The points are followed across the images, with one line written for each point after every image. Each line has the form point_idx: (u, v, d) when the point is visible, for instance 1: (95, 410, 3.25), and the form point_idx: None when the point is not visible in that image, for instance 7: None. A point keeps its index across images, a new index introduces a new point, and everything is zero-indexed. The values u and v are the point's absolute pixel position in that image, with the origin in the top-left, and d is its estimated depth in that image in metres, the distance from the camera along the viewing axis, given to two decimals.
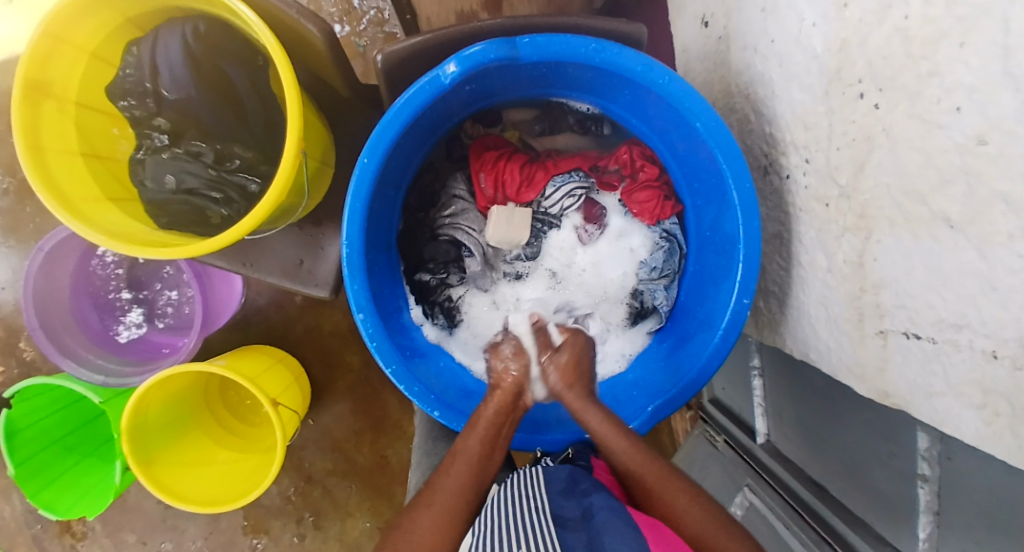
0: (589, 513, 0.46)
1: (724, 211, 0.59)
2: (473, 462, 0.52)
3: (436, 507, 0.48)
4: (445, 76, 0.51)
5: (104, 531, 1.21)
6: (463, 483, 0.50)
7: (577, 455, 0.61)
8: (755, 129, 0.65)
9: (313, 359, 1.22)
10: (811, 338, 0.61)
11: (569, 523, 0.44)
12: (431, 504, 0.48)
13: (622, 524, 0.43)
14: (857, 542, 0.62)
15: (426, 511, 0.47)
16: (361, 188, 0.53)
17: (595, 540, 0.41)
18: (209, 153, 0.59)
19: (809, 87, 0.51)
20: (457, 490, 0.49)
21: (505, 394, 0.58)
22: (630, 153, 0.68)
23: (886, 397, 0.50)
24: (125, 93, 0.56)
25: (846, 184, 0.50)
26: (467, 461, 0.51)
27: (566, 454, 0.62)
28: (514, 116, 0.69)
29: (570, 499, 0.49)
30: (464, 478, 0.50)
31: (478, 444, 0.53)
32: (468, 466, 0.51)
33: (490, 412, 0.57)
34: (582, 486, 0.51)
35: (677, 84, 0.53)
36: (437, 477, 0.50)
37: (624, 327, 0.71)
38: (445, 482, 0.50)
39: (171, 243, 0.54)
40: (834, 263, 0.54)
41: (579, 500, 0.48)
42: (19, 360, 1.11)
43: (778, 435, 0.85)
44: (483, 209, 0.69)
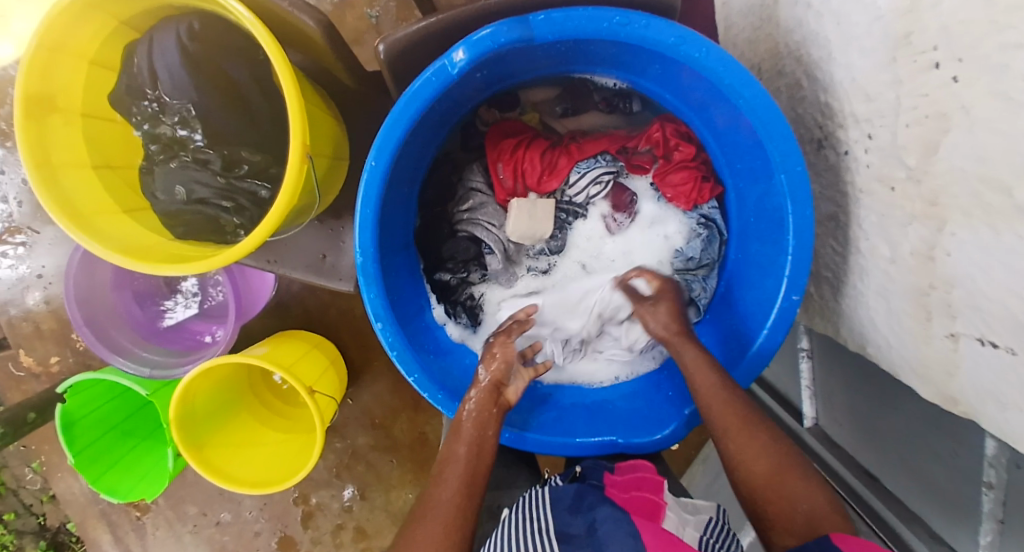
0: (593, 527, 0.45)
1: (769, 192, 0.53)
2: (464, 470, 0.47)
3: (434, 522, 0.45)
4: (453, 64, 0.47)
5: (166, 503, 1.30)
6: (460, 490, 0.46)
7: (588, 472, 0.56)
8: (808, 96, 0.57)
9: (348, 342, 1.24)
10: (870, 332, 0.56)
11: (575, 540, 0.44)
12: (423, 517, 0.45)
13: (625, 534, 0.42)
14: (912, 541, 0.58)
15: (421, 525, 0.45)
16: (371, 193, 0.50)
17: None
18: (217, 160, 0.55)
19: (870, 52, 0.44)
20: (449, 501, 0.46)
21: (485, 392, 0.53)
22: (663, 131, 0.62)
23: (954, 404, 0.45)
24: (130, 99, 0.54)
25: (915, 166, 0.43)
26: (457, 469, 0.47)
27: (575, 472, 0.57)
28: (534, 96, 0.64)
29: (575, 515, 0.48)
30: (459, 487, 0.47)
31: (465, 450, 0.49)
32: (459, 474, 0.47)
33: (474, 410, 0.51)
34: (587, 500, 0.49)
35: (715, 56, 0.47)
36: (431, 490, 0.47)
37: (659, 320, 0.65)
38: (439, 491, 0.47)
39: (188, 256, 0.53)
40: (899, 253, 0.48)
41: (586, 515, 0.47)
42: (73, 349, 1.17)
43: (828, 420, 0.80)
44: (502, 202, 0.65)
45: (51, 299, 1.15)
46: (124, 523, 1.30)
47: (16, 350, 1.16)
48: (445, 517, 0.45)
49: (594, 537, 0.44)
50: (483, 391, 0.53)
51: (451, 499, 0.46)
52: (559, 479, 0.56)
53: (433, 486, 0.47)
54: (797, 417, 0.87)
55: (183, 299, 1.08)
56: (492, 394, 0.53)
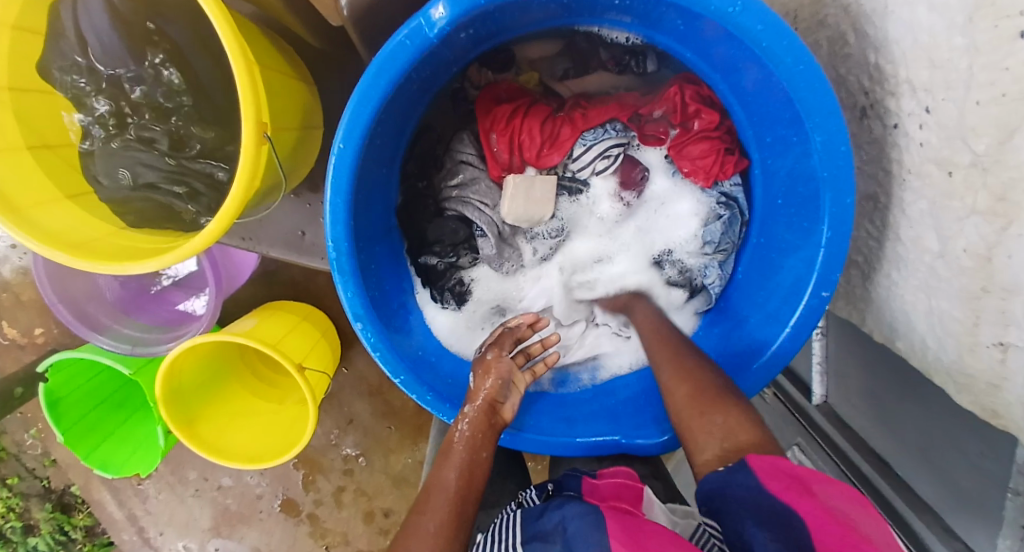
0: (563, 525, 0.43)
1: (803, 170, 0.46)
2: (453, 495, 0.41)
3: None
4: (430, 25, 0.39)
5: (168, 468, 1.31)
6: (448, 518, 0.39)
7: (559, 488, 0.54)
8: (854, 55, 0.49)
9: (340, 310, 1.20)
10: (901, 326, 0.51)
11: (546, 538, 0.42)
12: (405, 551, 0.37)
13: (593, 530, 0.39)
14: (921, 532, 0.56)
15: None
16: (341, 179, 0.43)
17: None
18: (163, 138, 0.49)
19: (944, 5, 0.36)
20: (435, 531, 0.38)
21: (480, 412, 0.47)
22: (681, 94, 0.54)
23: (995, 418, 0.41)
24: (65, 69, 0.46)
25: (983, 153, 0.36)
26: (444, 493, 0.41)
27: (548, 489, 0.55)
28: (531, 53, 0.56)
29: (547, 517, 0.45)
30: (446, 514, 0.39)
31: (456, 476, 0.42)
32: (445, 500, 0.40)
33: (467, 433, 0.45)
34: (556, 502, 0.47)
35: (749, 13, 0.39)
36: (412, 520, 0.39)
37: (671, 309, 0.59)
38: (422, 520, 0.39)
39: (145, 251, 0.47)
40: (949, 248, 0.42)
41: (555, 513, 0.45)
42: (57, 319, 1.14)
43: (840, 399, 0.77)
44: (496, 177, 0.59)
45: (29, 269, 1.10)
46: (127, 487, 1.31)
47: None
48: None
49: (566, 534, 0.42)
50: (478, 410, 0.48)
51: (436, 531, 0.38)
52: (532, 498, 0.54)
53: (414, 513, 0.40)
54: (805, 393, 0.85)
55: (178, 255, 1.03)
56: (490, 413, 0.47)
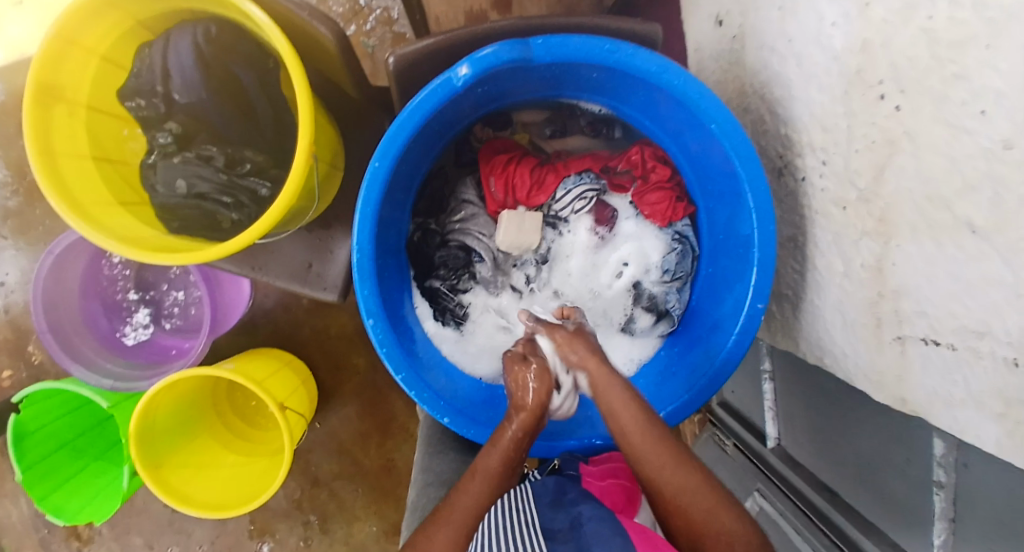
0: (577, 522, 0.47)
1: (737, 209, 0.58)
2: (494, 480, 0.52)
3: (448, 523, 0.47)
4: (457, 78, 0.51)
5: (110, 533, 1.20)
6: (478, 492, 0.51)
7: (565, 465, 0.64)
8: (771, 130, 0.64)
9: (321, 361, 1.22)
10: (826, 343, 0.60)
11: (557, 536, 0.46)
12: (446, 521, 0.49)
13: (610, 532, 0.45)
14: (867, 547, 0.61)
15: (440, 528, 0.49)
16: (373, 193, 0.53)
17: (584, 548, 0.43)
18: (220, 157, 0.58)
19: (827, 88, 0.51)
20: (472, 508, 0.50)
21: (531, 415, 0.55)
22: (641, 154, 0.68)
23: (904, 404, 0.49)
24: (135, 93, 0.55)
25: (866, 188, 0.49)
26: (485, 482, 0.52)
27: (553, 465, 0.64)
28: (525, 118, 0.70)
29: (558, 511, 0.51)
30: (479, 499, 0.51)
31: (498, 464, 0.53)
32: (484, 487, 0.52)
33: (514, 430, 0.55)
34: (569, 496, 0.54)
35: (691, 85, 0.52)
36: (455, 494, 0.51)
37: (619, 329, 0.70)
38: (463, 500, 0.51)
39: (182, 248, 0.54)
40: (852, 267, 0.54)
41: (568, 511, 0.50)
42: (27, 362, 1.11)
43: (789, 440, 0.83)
44: (493, 213, 0.70)
45: (9, 308, 1.10)
46: None
47: None
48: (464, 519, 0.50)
49: (579, 530, 0.46)
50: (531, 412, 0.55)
51: (474, 507, 0.51)
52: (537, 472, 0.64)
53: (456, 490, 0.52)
54: (761, 439, 0.90)
55: (133, 328, 1.03)
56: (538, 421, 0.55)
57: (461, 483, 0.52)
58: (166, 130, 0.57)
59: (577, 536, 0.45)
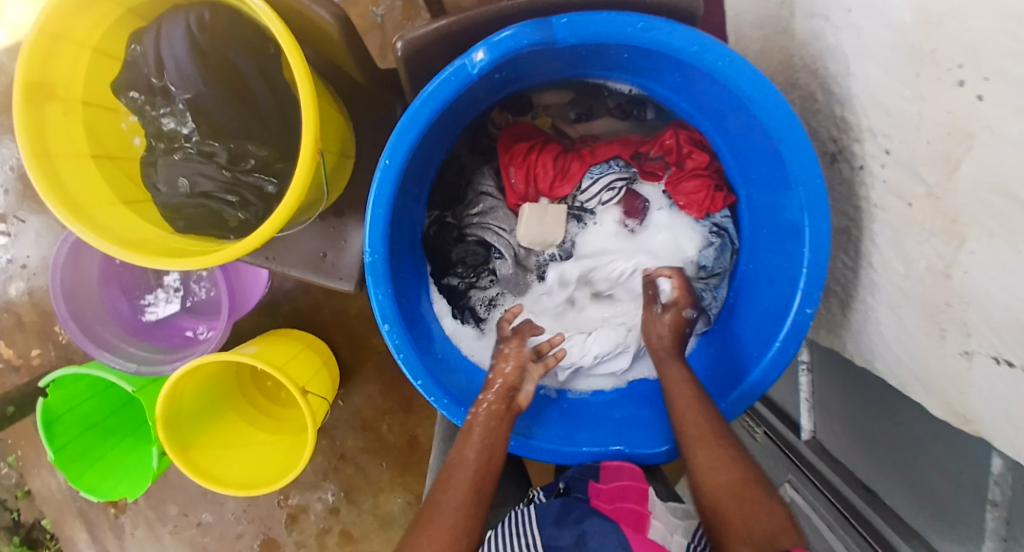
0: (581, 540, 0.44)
1: (783, 201, 0.53)
2: (473, 472, 0.46)
3: (435, 530, 0.42)
4: (473, 64, 0.46)
5: (147, 503, 1.26)
6: (468, 501, 0.44)
7: (569, 486, 0.55)
8: (823, 110, 0.58)
9: (342, 341, 1.21)
10: (878, 346, 0.56)
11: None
12: (429, 527, 0.42)
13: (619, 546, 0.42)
14: None
15: (426, 536, 0.41)
16: (383, 192, 0.49)
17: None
18: (222, 153, 0.55)
19: (891, 68, 0.45)
20: (459, 505, 0.43)
21: (498, 398, 0.53)
22: (675, 138, 0.62)
23: (966, 422, 0.45)
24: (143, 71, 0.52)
25: (935, 183, 0.43)
26: (466, 466, 0.46)
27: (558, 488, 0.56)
28: (546, 100, 0.64)
29: (563, 527, 0.47)
30: (468, 490, 0.45)
31: (476, 454, 0.47)
32: (468, 471, 0.46)
33: (486, 412, 0.51)
34: (574, 513, 0.49)
35: (737, 67, 0.46)
36: (436, 494, 0.45)
37: None
38: (445, 498, 0.44)
39: (191, 250, 0.52)
40: (914, 269, 0.48)
41: (573, 527, 0.47)
42: (55, 342, 1.13)
43: (825, 433, 0.79)
44: (513, 206, 0.65)
45: (34, 290, 1.11)
46: (103, 521, 1.26)
47: None
48: (451, 520, 0.42)
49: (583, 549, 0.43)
50: (496, 396, 0.53)
51: (459, 506, 0.43)
52: (541, 496, 0.57)
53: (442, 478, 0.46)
54: (794, 429, 0.87)
55: (164, 293, 1.04)
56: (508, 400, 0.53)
57: (440, 480, 0.46)
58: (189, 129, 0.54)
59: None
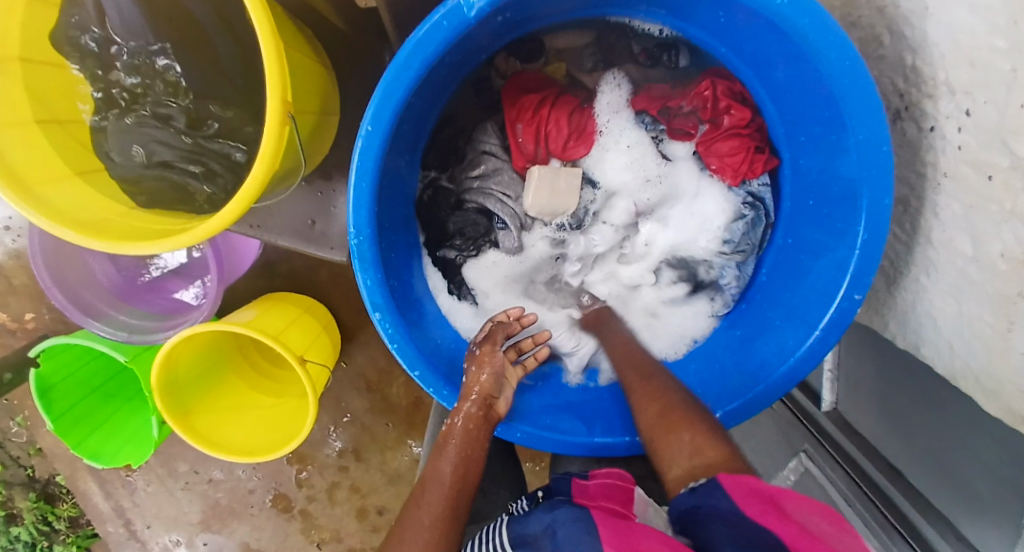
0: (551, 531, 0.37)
1: (840, 168, 0.45)
2: (448, 488, 0.42)
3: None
4: (470, 4, 0.38)
5: (157, 460, 1.27)
6: (443, 517, 0.41)
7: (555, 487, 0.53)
8: (888, 57, 0.49)
9: (342, 304, 1.17)
10: (926, 331, 0.50)
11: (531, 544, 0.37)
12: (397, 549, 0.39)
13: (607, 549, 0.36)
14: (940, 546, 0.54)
15: None
16: (367, 163, 0.42)
17: None
18: (180, 116, 0.48)
19: (988, 4, 0.36)
20: (431, 525, 0.40)
21: (476, 407, 0.48)
22: (714, 89, 0.54)
23: (1022, 424, 0.40)
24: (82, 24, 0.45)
25: (1022, 154, 0.36)
26: (440, 481, 0.43)
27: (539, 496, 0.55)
28: (559, 43, 0.56)
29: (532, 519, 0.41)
30: (442, 506, 0.41)
31: (451, 469, 0.44)
32: (442, 487, 0.42)
33: (463, 423, 0.46)
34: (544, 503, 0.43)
35: (797, 6, 0.38)
36: (407, 511, 0.41)
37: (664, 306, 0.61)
38: (416, 517, 0.41)
39: (163, 232, 0.45)
40: (983, 252, 0.42)
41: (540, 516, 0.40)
42: (48, 305, 1.10)
43: (849, 405, 0.75)
44: (520, 168, 0.58)
45: (21, 252, 1.06)
46: (114, 478, 1.28)
47: None
48: (423, 542, 0.39)
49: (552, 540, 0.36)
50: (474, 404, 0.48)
51: (431, 526, 0.40)
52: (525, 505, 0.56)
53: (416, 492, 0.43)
54: (813, 399, 0.84)
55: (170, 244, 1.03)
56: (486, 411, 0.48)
57: (412, 496, 0.42)
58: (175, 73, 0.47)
59: None
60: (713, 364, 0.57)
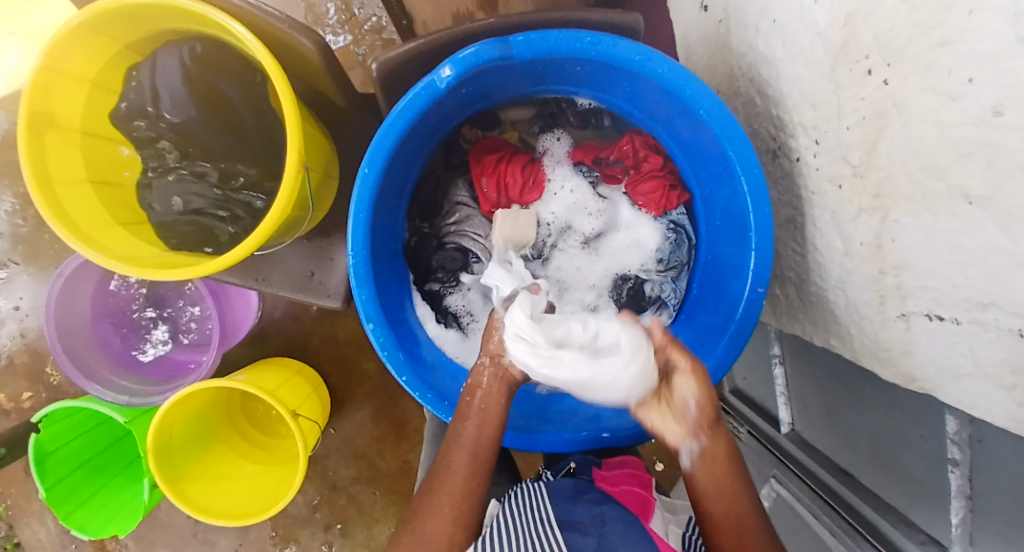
0: (599, 519, 0.51)
1: (732, 192, 0.57)
2: (469, 449, 0.51)
3: (437, 500, 0.49)
4: (440, 80, 0.51)
5: (137, 547, 1.23)
6: (462, 473, 0.50)
7: (579, 468, 0.68)
8: (762, 112, 0.63)
9: (331, 368, 1.22)
10: (832, 324, 0.59)
11: (577, 530, 0.48)
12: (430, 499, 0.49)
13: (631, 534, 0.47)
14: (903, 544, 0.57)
15: (427, 508, 0.49)
16: (364, 199, 0.53)
17: (605, 542, 0.46)
18: (213, 172, 0.60)
19: (814, 65, 0.50)
20: (456, 481, 0.50)
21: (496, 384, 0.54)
22: (632, 143, 0.67)
23: (912, 382, 0.48)
24: (131, 116, 0.57)
25: (859, 164, 0.48)
26: (464, 449, 0.51)
27: (567, 468, 0.69)
28: (512, 116, 0.70)
29: (578, 507, 0.54)
30: (465, 471, 0.50)
31: (472, 432, 0.52)
32: (466, 455, 0.51)
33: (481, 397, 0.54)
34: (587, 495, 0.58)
35: (675, 72, 0.52)
36: (438, 467, 0.51)
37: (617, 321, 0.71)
38: (445, 474, 0.50)
39: (182, 263, 0.55)
40: (851, 246, 0.53)
41: (588, 507, 0.54)
42: (46, 385, 1.12)
43: (803, 424, 0.82)
44: (487, 213, 0.70)
45: (25, 332, 1.11)
46: None
47: None
48: (451, 495, 0.49)
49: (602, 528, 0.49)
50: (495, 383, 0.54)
51: (454, 483, 0.50)
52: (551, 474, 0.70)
53: (442, 463, 0.51)
54: (775, 425, 0.89)
55: (153, 345, 1.06)
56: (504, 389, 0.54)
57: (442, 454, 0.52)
58: (171, 153, 0.59)
59: (600, 533, 0.48)
60: None
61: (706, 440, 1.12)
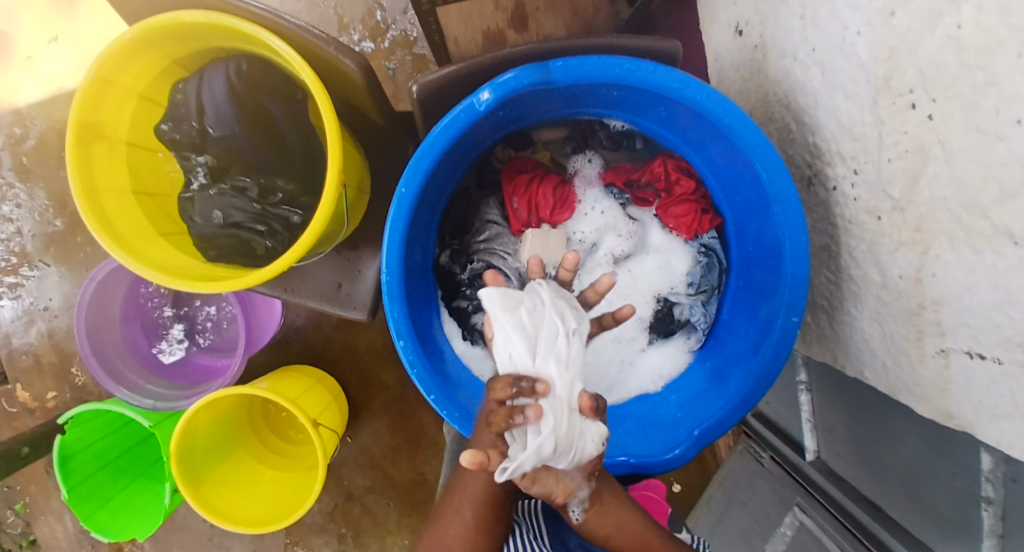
0: None
1: (766, 219, 0.57)
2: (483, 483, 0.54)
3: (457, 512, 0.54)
4: (479, 103, 0.52)
5: (152, 549, 1.24)
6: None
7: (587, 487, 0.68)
8: (797, 139, 0.63)
9: (351, 377, 1.23)
10: (866, 356, 0.59)
11: None
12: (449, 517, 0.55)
13: None
14: None
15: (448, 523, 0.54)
16: (399, 217, 0.54)
17: None
18: (253, 187, 0.61)
19: (854, 96, 0.50)
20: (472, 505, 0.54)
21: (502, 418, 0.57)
22: (664, 166, 0.68)
23: (950, 419, 0.47)
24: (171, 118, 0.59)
25: (899, 197, 0.48)
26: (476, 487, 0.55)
27: None
28: (545, 136, 0.71)
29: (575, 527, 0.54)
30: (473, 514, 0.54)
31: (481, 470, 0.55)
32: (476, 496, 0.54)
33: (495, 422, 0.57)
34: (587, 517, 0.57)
35: (714, 99, 0.52)
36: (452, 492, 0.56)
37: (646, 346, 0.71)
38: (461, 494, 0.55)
39: (219, 275, 0.56)
40: (889, 278, 0.52)
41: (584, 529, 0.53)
42: (71, 384, 1.14)
43: (830, 453, 0.80)
44: (517, 232, 0.71)
45: (54, 332, 1.13)
46: None
47: (13, 383, 1.13)
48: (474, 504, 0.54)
49: None
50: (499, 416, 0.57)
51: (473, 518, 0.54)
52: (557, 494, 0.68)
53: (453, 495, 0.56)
54: (799, 452, 0.88)
55: (169, 344, 1.06)
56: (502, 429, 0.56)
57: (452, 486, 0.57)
58: (201, 167, 0.61)
59: None
60: (693, 386, 0.66)
61: (726, 464, 1.10)
